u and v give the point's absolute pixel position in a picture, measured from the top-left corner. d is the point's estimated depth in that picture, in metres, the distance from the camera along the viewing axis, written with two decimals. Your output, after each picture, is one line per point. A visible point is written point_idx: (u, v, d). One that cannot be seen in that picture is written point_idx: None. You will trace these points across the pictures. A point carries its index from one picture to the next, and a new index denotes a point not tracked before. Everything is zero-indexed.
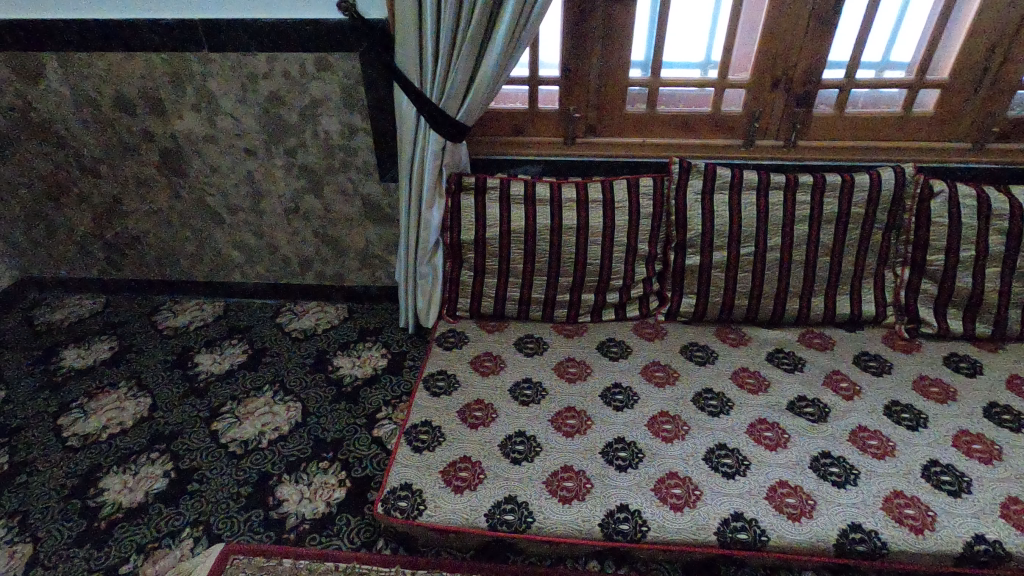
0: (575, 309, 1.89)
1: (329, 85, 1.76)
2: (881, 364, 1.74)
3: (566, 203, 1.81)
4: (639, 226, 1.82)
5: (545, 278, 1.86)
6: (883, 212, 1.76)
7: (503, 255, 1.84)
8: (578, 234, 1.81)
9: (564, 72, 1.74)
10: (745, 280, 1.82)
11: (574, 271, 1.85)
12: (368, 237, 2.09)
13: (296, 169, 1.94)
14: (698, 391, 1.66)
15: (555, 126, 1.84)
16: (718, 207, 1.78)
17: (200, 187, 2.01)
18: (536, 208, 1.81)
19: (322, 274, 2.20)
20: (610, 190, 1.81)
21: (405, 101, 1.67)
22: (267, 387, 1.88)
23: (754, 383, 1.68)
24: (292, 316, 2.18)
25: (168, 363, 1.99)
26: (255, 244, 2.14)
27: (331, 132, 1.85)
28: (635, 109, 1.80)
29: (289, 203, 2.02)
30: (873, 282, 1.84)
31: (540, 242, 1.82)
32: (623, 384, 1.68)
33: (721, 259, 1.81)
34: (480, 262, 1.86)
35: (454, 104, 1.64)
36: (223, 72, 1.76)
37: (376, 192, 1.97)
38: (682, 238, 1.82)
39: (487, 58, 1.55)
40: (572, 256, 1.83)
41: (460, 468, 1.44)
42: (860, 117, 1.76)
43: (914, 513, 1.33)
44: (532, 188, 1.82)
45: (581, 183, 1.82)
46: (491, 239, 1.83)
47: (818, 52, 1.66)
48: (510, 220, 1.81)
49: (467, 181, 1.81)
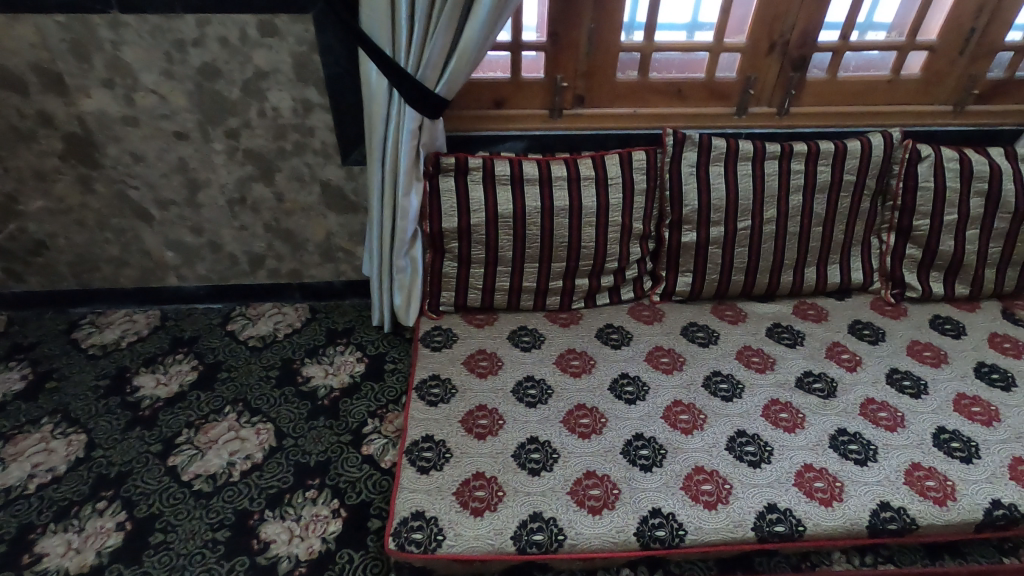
0: (569, 295, 1.77)
1: (277, 53, 1.49)
2: (875, 331, 1.73)
3: (556, 182, 1.66)
4: (633, 204, 1.71)
5: (536, 265, 1.71)
6: (873, 178, 1.74)
7: (490, 243, 1.68)
8: (571, 216, 1.68)
9: (550, 36, 1.56)
10: (743, 255, 1.76)
11: (567, 254, 1.71)
12: (329, 228, 1.85)
13: (240, 153, 1.66)
14: (708, 375, 1.59)
15: (540, 97, 1.66)
16: (714, 180, 1.70)
17: (120, 179, 1.68)
18: (524, 189, 1.65)
19: (276, 271, 1.94)
20: (603, 166, 1.68)
21: (374, 72, 1.44)
22: (229, 408, 1.64)
23: (760, 361, 1.63)
24: (245, 322, 1.92)
25: (101, 391, 1.70)
26: (194, 242, 1.84)
27: (282, 109, 1.59)
28: (627, 77, 1.65)
29: (233, 194, 1.74)
30: (861, 249, 1.83)
31: (530, 227, 1.67)
32: (631, 374, 1.59)
33: (718, 234, 1.74)
34: (465, 252, 1.69)
35: (433, 74, 1.42)
36: (141, 39, 1.45)
37: (337, 177, 1.73)
38: (677, 215, 1.73)
39: (473, 18, 1.35)
40: (565, 240, 1.69)
41: (475, 487, 1.31)
42: (852, 82, 1.70)
43: (935, 485, 1.34)
44: (519, 168, 1.66)
45: (570, 158, 1.68)
46: (477, 226, 1.66)
47: (817, 13, 1.57)
48: (497, 204, 1.65)
49: (447, 162, 1.63)
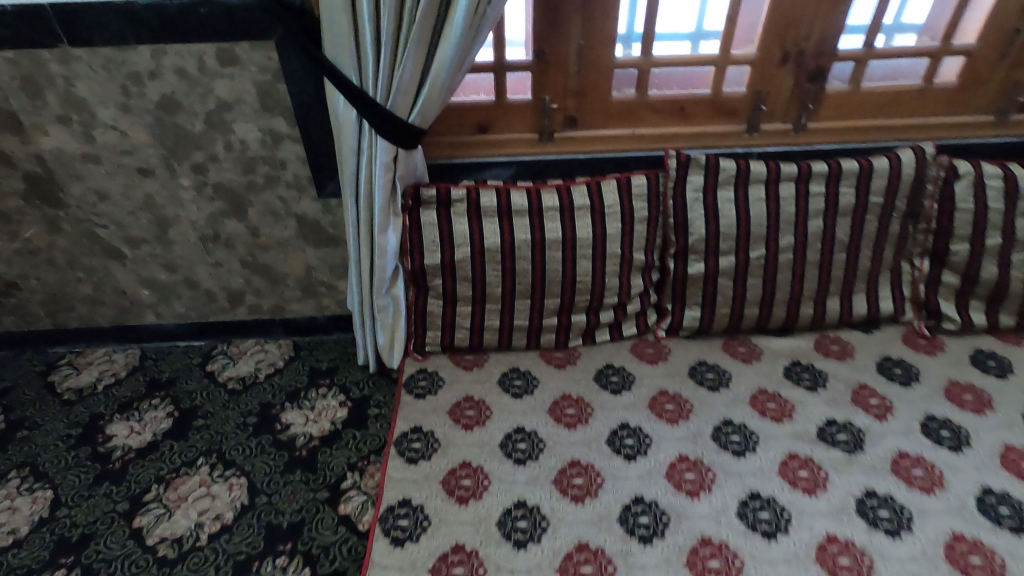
0: (565, 333, 1.62)
1: (239, 83, 1.38)
2: (908, 370, 1.55)
3: (547, 212, 1.52)
4: (633, 234, 1.56)
5: (527, 302, 1.58)
6: (902, 200, 1.57)
7: (477, 280, 1.55)
8: (564, 249, 1.53)
9: (536, 54, 1.41)
10: (757, 286, 1.59)
11: (561, 290, 1.57)
12: (309, 263, 1.74)
13: (209, 188, 1.56)
14: (718, 425, 1.43)
15: (527, 120, 1.52)
16: (723, 206, 1.54)
17: (86, 217, 1.60)
18: (512, 221, 1.52)
19: (257, 307, 1.84)
20: (598, 194, 1.53)
21: (342, 102, 1.31)
22: (202, 460, 1.55)
23: (776, 408, 1.47)
24: (225, 362, 1.83)
25: (72, 440, 1.61)
26: (169, 279, 1.75)
27: (249, 141, 1.48)
28: (623, 95, 1.50)
29: (205, 230, 1.64)
30: (890, 276, 1.65)
31: (520, 262, 1.53)
32: (631, 425, 1.44)
33: (729, 265, 1.57)
34: (450, 291, 1.56)
35: (404, 102, 1.29)
36: (94, 73, 1.35)
37: (314, 210, 1.62)
38: (682, 244, 1.58)
39: (445, 40, 1.21)
40: (559, 274, 1.55)
41: (453, 563, 1.19)
42: (879, 92, 1.52)
43: (981, 562, 1.16)
44: (506, 198, 1.52)
45: (562, 185, 1.54)
46: (462, 262, 1.53)
47: (837, 18, 1.39)
48: (482, 238, 1.52)
49: (427, 194, 1.50)
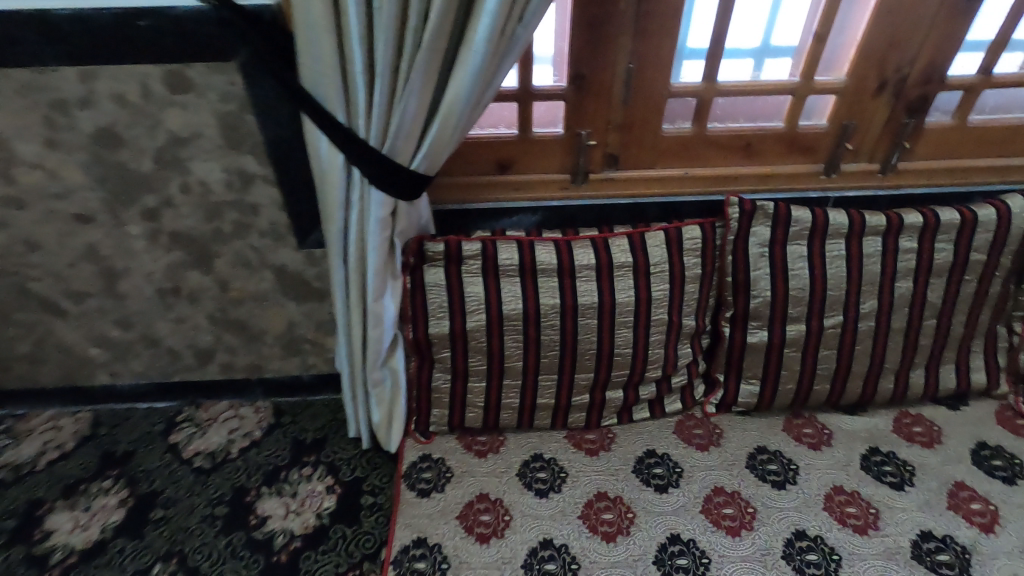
0: (598, 412, 1.35)
1: (196, 113, 1.09)
2: (1010, 461, 1.29)
3: (581, 272, 1.24)
4: (683, 296, 1.29)
5: (554, 377, 1.30)
6: (1008, 256, 1.29)
7: (493, 352, 1.27)
8: (601, 315, 1.26)
9: (572, 79, 1.13)
10: (830, 358, 1.32)
11: (595, 364, 1.30)
12: (291, 319, 1.46)
13: (166, 237, 1.27)
14: (789, 540, 1.17)
15: (558, 158, 1.23)
16: (794, 265, 1.26)
17: (16, 270, 1.31)
18: (537, 282, 1.24)
19: (230, 365, 1.56)
20: (643, 249, 1.26)
21: (326, 144, 1.03)
22: (158, 569, 1.28)
23: (859, 515, 1.21)
24: (193, 431, 1.55)
25: (3, 538, 1.34)
26: (123, 337, 1.47)
27: (212, 183, 1.19)
28: (677, 130, 1.21)
29: (163, 283, 1.36)
30: (983, 344, 1.39)
31: (546, 331, 1.26)
32: (684, 537, 1.18)
33: (798, 334, 1.30)
34: (461, 364, 1.28)
35: (406, 145, 1.00)
36: (7, 101, 1.05)
37: (295, 262, 1.33)
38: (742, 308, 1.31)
39: (459, 69, 0.92)
40: (593, 345, 1.28)
41: None
42: (990, 128, 1.24)
43: None
44: (530, 255, 1.24)
45: (597, 237, 1.26)
46: (476, 331, 1.25)
47: (951, 39, 1.11)
48: (501, 303, 1.24)
49: (433, 249, 1.22)
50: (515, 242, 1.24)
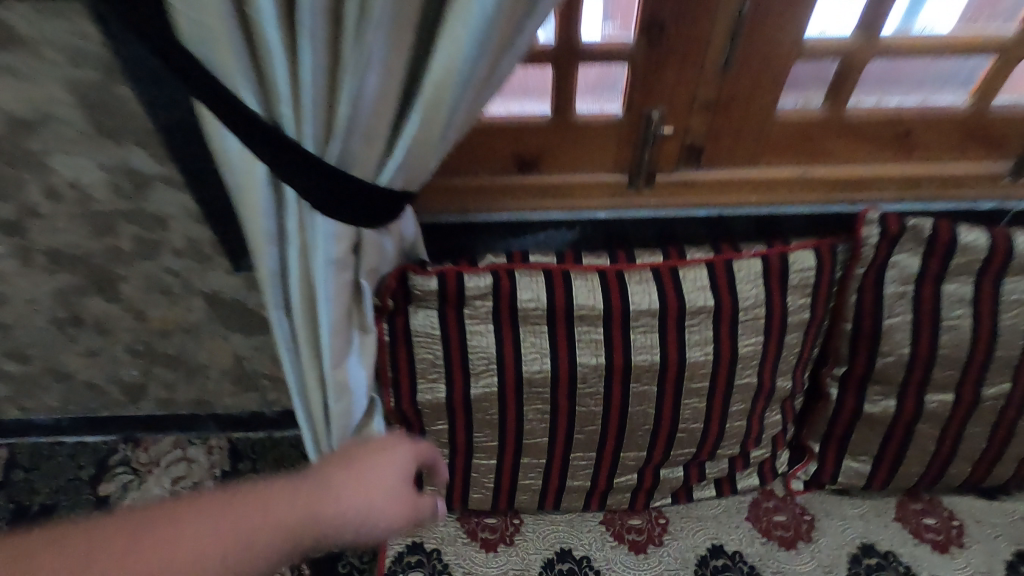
0: (648, 495, 1.01)
1: (37, 83, 0.68)
2: None
3: (636, 319, 0.86)
4: (780, 352, 0.91)
5: (592, 454, 0.96)
6: None
7: (508, 424, 0.92)
8: (662, 380, 0.89)
9: (645, 29, 0.70)
10: (977, 438, 0.95)
11: (649, 439, 0.94)
12: (239, 352, 1.10)
13: (43, 256, 0.89)
14: None
15: (612, 152, 0.82)
16: (948, 312, 0.87)
17: None
18: (571, 334, 0.87)
19: (170, 401, 1.22)
20: (728, 286, 0.86)
21: (234, 144, 0.62)
22: None
23: None
24: (129, 480, 1.24)
25: None
26: (22, 370, 1.12)
27: (90, 186, 0.79)
28: (799, 112, 0.79)
29: (57, 311, 0.99)
30: None
31: (582, 401, 0.90)
32: None
33: (941, 406, 0.92)
34: (462, 438, 0.93)
35: (367, 149, 0.60)
36: None
37: (232, 288, 0.96)
38: (861, 368, 0.92)
39: (453, 17, 0.51)
40: (648, 419, 0.92)
41: None
42: None
43: None
44: (563, 295, 0.86)
45: (663, 266, 0.86)
46: (484, 398, 0.89)
47: None
48: (519, 363, 0.87)
49: (423, 286, 0.84)
50: (542, 275, 0.86)
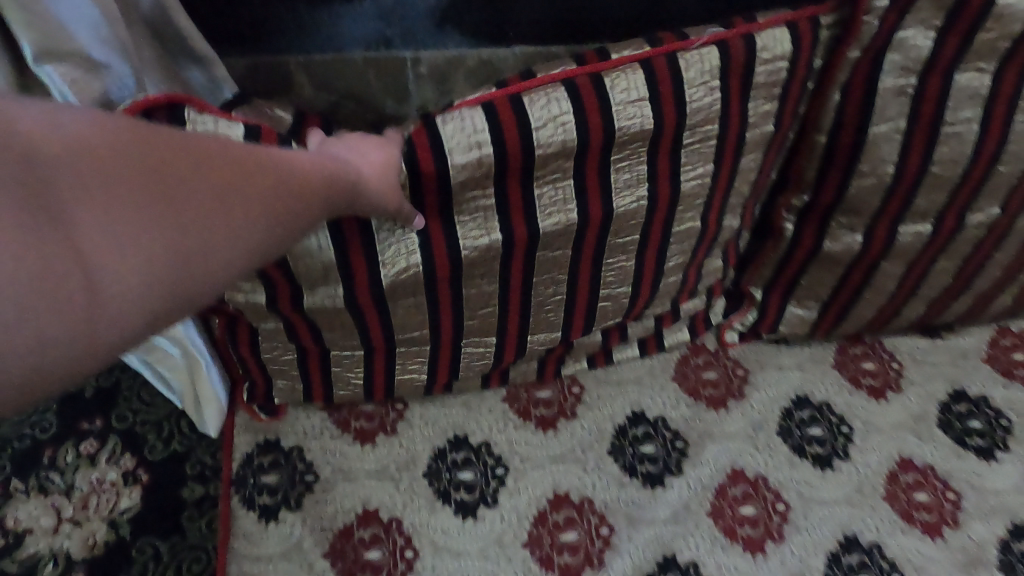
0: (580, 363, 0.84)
1: None
2: None
3: (542, 161, 0.60)
4: (742, 180, 0.69)
5: (492, 332, 0.72)
6: None
7: (364, 305, 0.66)
8: (583, 235, 0.66)
9: None
10: (941, 276, 0.80)
11: (564, 312, 0.74)
12: None
13: None
14: (834, 551, 0.78)
15: None
16: (953, 116, 0.64)
17: None
18: (448, 198, 0.60)
19: None
20: (674, 96, 0.59)
21: None
22: None
23: (933, 505, 0.82)
24: None
25: None
26: None
27: None
28: None
29: None
30: None
31: (470, 272, 0.65)
32: (685, 562, 0.76)
33: (914, 241, 0.74)
34: (302, 330, 0.68)
35: None
36: None
37: None
38: (831, 197, 0.71)
39: None
40: (561, 288, 0.70)
41: None
42: None
43: None
44: (432, 153, 0.57)
45: (579, 74, 0.58)
46: (323, 284, 0.63)
47: None
48: (371, 238, 0.60)
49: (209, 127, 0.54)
50: (405, 143, 0.57)
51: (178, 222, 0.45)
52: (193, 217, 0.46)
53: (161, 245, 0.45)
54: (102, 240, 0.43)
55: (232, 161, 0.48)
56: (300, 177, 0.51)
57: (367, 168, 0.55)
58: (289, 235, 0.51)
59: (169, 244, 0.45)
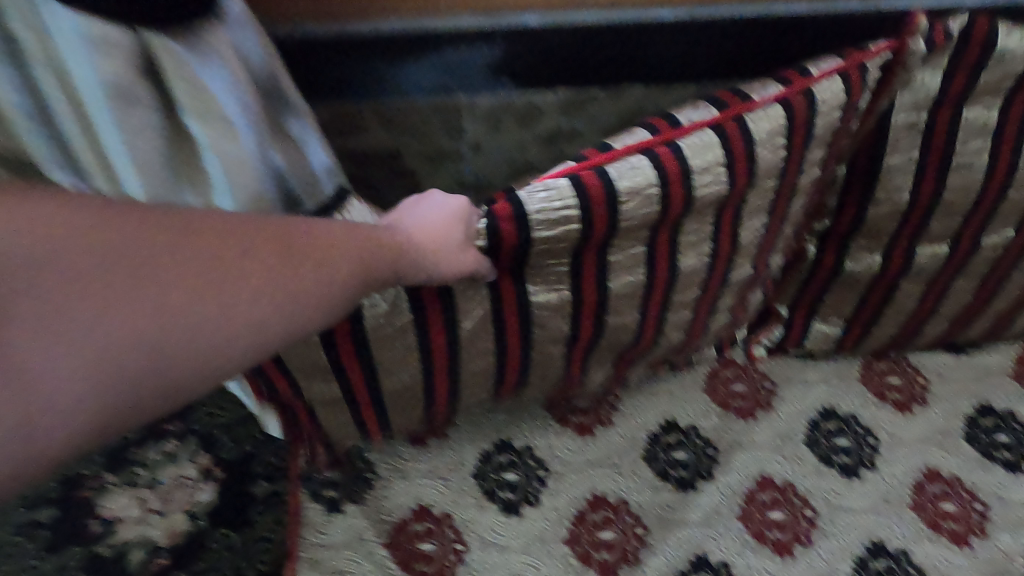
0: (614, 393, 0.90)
1: None
2: None
3: (623, 230, 0.65)
4: (784, 224, 0.76)
5: (557, 365, 0.79)
6: None
7: (434, 352, 0.71)
8: (652, 286, 0.72)
9: None
10: (962, 294, 0.84)
11: (630, 343, 0.80)
12: None
13: None
14: (860, 556, 0.83)
15: None
16: (963, 146, 0.70)
17: None
18: (526, 264, 0.64)
19: None
20: (744, 159, 0.65)
21: None
22: None
23: (957, 514, 0.86)
24: None
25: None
26: None
27: None
28: None
29: None
30: None
31: (540, 321, 0.71)
32: (716, 562, 0.81)
33: (932, 261, 0.79)
34: (356, 382, 0.72)
35: None
36: None
37: None
38: (851, 221, 0.77)
39: None
40: (629, 328, 0.77)
41: None
42: None
43: None
44: (518, 228, 0.60)
45: (658, 143, 0.63)
46: (387, 340, 0.68)
47: None
48: (453, 300, 0.66)
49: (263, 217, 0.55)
50: (487, 218, 0.60)
51: (177, 322, 0.44)
52: (203, 306, 0.45)
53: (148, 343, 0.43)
54: (47, 339, 0.41)
55: (312, 242, 0.49)
56: (360, 249, 0.51)
57: (429, 237, 0.56)
58: (326, 315, 0.50)
59: (159, 339, 0.43)
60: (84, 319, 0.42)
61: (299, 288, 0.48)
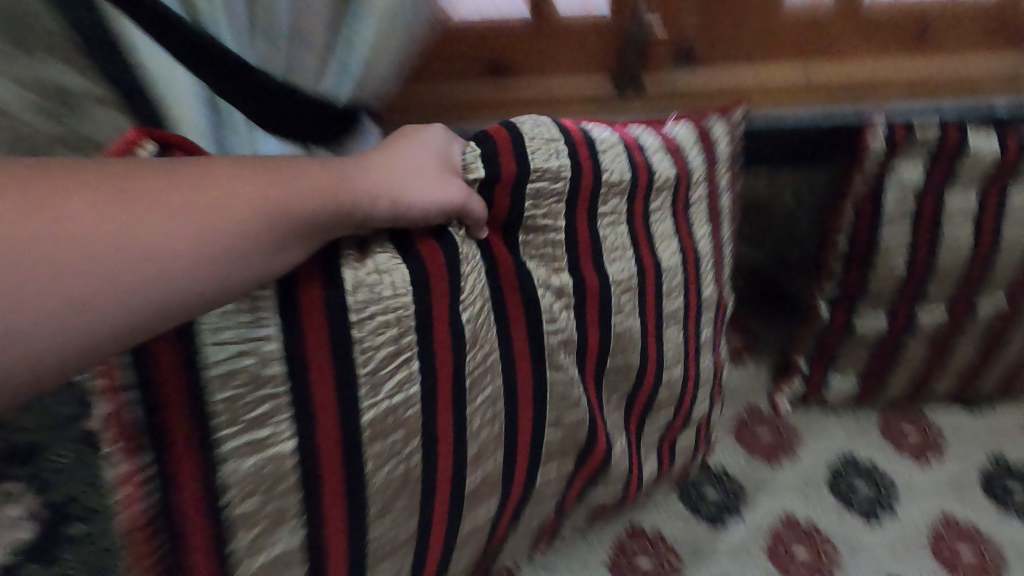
0: (635, 462, 0.81)
1: None
2: None
3: (604, 194, 0.66)
4: (723, 235, 0.85)
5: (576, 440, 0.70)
6: None
7: (440, 439, 0.55)
8: (642, 272, 0.71)
9: None
10: (966, 353, 0.94)
11: (636, 378, 0.75)
12: None
13: None
14: None
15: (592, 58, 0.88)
16: (952, 225, 0.83)
17: None
18: (518, 247, 0.61)
19: None
20: (680, 151, 0.74)
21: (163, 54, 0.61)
22: None
23: (978, 560, 0.91)
24: None
25: None
26: None
27: None
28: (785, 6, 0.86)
29: None
30: None
31: (548, 315, 0.63)
32: None
33: (935, 323, 0.90)
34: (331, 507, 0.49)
35: None
36: None
37: None
38: (857, 286, 0.89)
39: None
40: (633, 360, 0.73)
41: None
42: None
43: None
44: (514, 159, 0.58)
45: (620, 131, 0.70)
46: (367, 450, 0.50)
47: None
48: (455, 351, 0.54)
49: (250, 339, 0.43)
50: (480, 142, 0.58)
51: (154, 248, 0.35)
52: (178, 225, 0.36)
53: (124, 258, 0.34)
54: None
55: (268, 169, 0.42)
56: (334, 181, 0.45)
57: (416, 178, 0.51)
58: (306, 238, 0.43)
59: (126, 266, 0.34)
60: (43, 242, 0.33)
61: (284, 199, 0.41)
